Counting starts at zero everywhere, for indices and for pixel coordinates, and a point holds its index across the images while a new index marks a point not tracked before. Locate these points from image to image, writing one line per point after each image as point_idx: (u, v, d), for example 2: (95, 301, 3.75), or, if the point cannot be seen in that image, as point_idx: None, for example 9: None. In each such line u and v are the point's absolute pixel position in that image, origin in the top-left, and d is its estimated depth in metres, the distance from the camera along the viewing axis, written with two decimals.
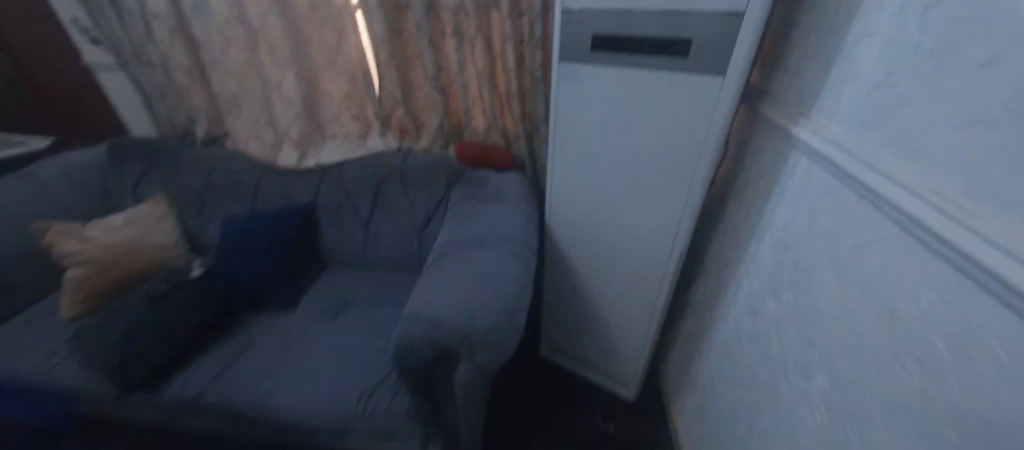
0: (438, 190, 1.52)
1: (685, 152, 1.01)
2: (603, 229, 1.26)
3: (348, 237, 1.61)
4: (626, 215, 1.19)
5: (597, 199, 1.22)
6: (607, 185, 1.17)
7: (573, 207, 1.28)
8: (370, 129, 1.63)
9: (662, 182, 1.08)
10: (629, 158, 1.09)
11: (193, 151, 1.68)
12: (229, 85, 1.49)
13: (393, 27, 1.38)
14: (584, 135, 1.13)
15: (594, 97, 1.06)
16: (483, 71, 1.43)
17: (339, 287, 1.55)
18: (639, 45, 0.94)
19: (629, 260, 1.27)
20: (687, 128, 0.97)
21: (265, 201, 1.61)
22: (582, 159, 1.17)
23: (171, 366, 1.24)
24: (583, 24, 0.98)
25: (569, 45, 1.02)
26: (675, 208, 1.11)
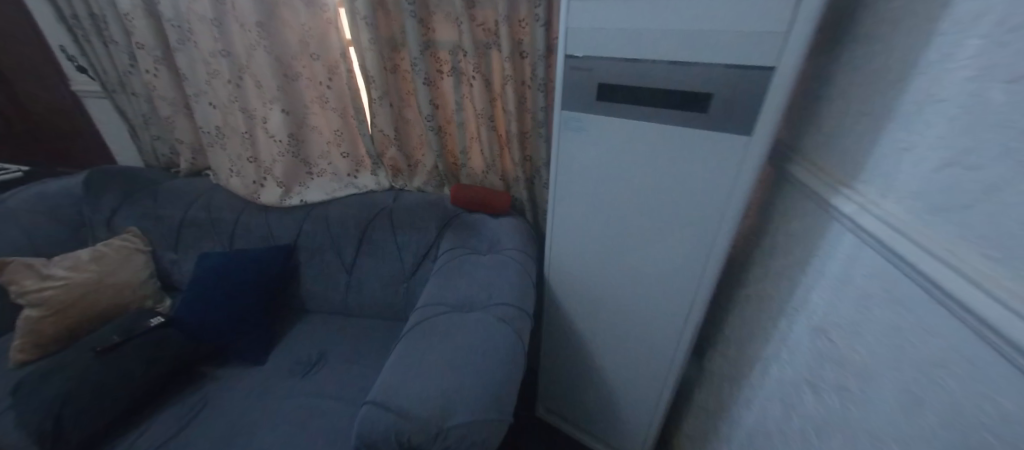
0: (429, 236, 1.39)
1: (703, 213, 0.89)
2: (610, 289, 1.13)
3: (330, 282, 1.48)
4: (635, 276, 1.07)
5: (603, 256, 1.09)
6: (614, 242, 1.05)
7: (577, 263, 1.16)
8: (360, 167, 1.53)
9: (676, 244, 0.96)
10: (639, 215, 0.98)
11: (174, 184, 1.59)
12: (213, 117, 1.41)
13: (387, 65, 1.30)
14: (589, 187, 1.02)
15: (600, 147, 0.95)
16: (482, 111, 1.34)
17: (315, 338, 1.41)
18: (653, 95, 0.83)
19: (637, 325, 1.14)
20: (706, 188, 0.86)
21: (244, 239, 1.50)
22: (586, 212, 1.06)
23: (110, 431, 1.10)
24: (589, 71, 0.88)
25: (574, 91, 0.93)
26: (691, 272, 0.98)
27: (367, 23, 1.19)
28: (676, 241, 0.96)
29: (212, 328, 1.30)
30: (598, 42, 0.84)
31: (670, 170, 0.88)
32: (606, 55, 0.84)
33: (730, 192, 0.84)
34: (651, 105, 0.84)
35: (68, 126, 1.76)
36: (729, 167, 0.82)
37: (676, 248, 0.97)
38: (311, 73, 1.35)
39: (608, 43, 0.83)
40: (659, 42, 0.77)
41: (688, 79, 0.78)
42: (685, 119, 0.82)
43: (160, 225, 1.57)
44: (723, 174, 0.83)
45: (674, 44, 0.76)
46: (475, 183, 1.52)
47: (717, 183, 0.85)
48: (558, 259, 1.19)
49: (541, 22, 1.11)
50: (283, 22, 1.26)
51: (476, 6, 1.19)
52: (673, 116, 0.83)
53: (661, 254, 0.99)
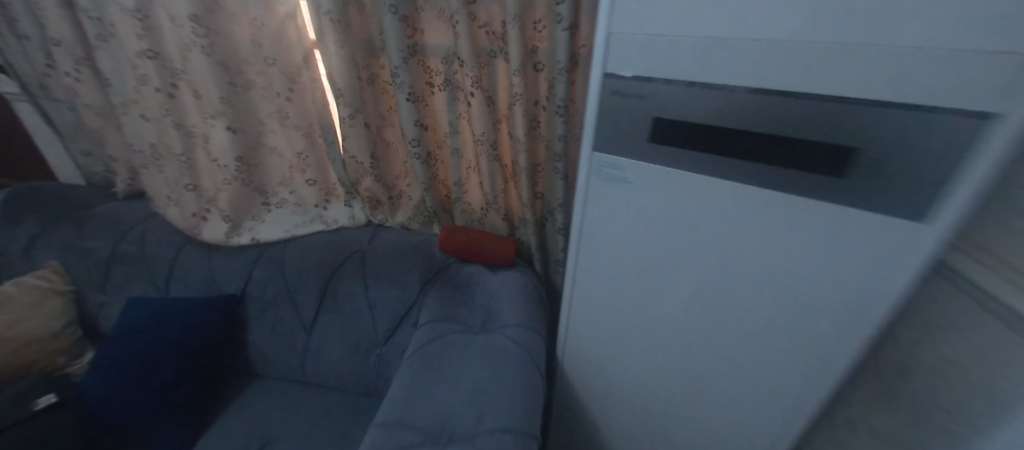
0: (408, 290, 1.11)
1: (805, 314, 0.60)
2: (646, 385, 0.84)
3: (286, 341, 1.19)
4: (685, 375, 0.78)
5: (639, 345, 0.80)
6: (659, 331, 0.76)
7: (601, 348, 0.86)
8: (331, 196, 1.24)
9: (753, 346, 0.68)
10: (698, 301, 0.69)
11: (107, 210, 1.31)
12: (145, 133, 1.12)
13: (362, 74, 1.01)
14: (624, 256, 0.73)
15: (644, 207, 0.66)
16: (482, 136, 1.03)
17: (262, 415, 1.12)
18: (744, 141, 0.54)
19: (693, 434, 0.85)
20: (814, 280, 0.57)
21: (182, 283, 1.22)
22: (619, 289, 0.77)
23: None
24: (641, 98, 0.58)
25: (612, 125, 0.62)
26: (773, 385, 0.69)
27: (332, 20, 0.89)
28: (754, 341, 0.67)
29: (124, 407, 1.02)
30: (660, 56, 0.54)
31: (757, 249, 0.59)
32: (672, 76, 0.54)
33: (856, 293, 0.55)
34: (739, 157, 0.55)
35: None
36: (862, 257, 0.52)
37: (753, 351, 0.68)
38: (267, 81, 1.06)
39: (677, 58, 0.53)
40: (770, 61, 0.48)
41: (815, 121, 0.48)
42: (794, 179, 0.52)
43: (84, 259, 1.28)
44: (849, 266, 0.54)
45: (796, 65, 0.47)
46: (472, 221, 1.22)
47: (836, 277, 0.55)
48: (576, 340, 0.89)
49: (565, 24, 0.81)
50: (228, 16, 0.97)
51: (477, 1, 0.90)
52: (775, 174, 0.53)
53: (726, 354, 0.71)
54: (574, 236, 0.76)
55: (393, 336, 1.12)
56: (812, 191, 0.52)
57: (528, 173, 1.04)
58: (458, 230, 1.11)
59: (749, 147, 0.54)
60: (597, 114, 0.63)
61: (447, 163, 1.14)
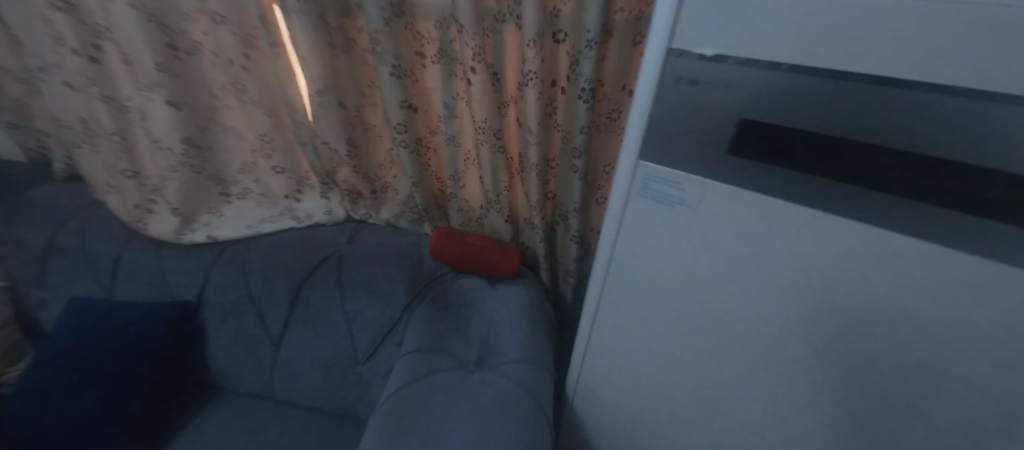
0: (391, 306, 0.93)
1: (918, 397, 0.44)
2: (676, 438, 0.69)
3: (251, 355, 1.02)
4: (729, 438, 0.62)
5: (671, 396, 0.65)
6: (700, 388, 0.61)
7: (623, 393, 0.70)
8: (304, 186, 1.05)
9: (829, 422, 0.52)
10: (760, 358, 0.53)
11: (44, 195, 1.12)
12: (71, 105, 0.91)
13: (335, 40, 0.80)
14: (665, 294, 0.56)
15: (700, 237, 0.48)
16: (484, 123, 0.83)
17: (222, 440, 0.97)
18: (868, 159, 0.38)
19: None
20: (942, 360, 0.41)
21: (130, 284, 1.04)
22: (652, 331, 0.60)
23: None
24: (721, 87, 0.40)
25: (671, 126, 0.44)
26: None
27: None
28: (832, 416, 0.51)
29: (60, 431, 0.89)
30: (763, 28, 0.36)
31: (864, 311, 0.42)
32: (774, 56, 0.37)
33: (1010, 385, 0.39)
34: (852, 182, 0.39)
35: None
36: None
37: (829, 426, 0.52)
38: (216, 45, 0.84)
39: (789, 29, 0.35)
40: (947, 38, 0.31)
41: (995, 136, 0.32)
42: (937, 221, 0.37)
43: (15, 252, 1.10)
44: (1010, 351, 0.37)
45: (993, 46, 0.30)
46: (469, 221, 1.03)
47: (982, 360, 0.39)
48: (592, 380, 0.73)
49: None
50: None
51: None
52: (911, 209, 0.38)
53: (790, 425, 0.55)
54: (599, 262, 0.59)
55: (373, 356, 0.96)
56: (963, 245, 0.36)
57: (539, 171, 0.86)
58: (453, 233, 0.92)
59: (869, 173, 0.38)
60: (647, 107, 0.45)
61: (441, 153, 0.95)
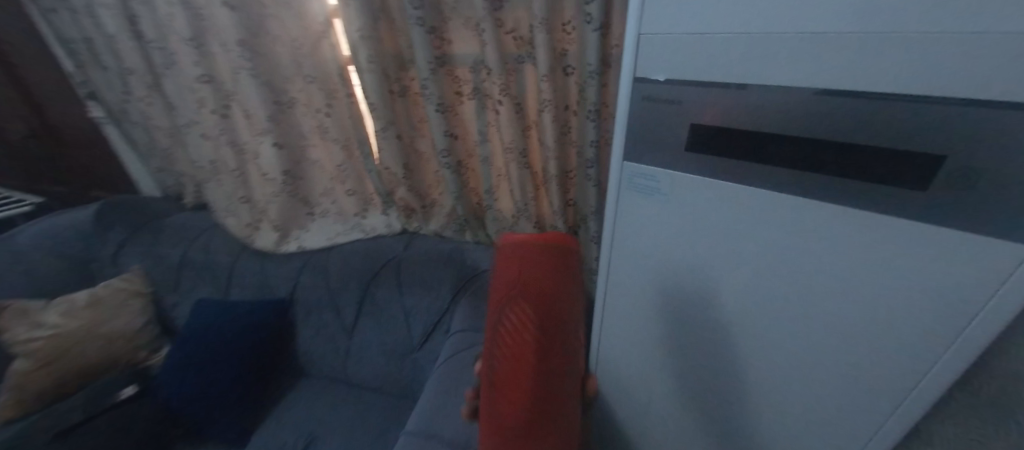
0: (440, 300, 1.12)
1: (867, 341, 0.53)
2: (691, 420, 0.79)
3: (328, 344, 1.25)
4: (735, 408, 0.71)
5: (683, 384, 0.76)
6: (681, 288, 0.66)
7: (637, 385, 0.83)
8: (369, 205, 1.28)
9: (818, 381, 0.60)
10: (712, 265, 0.61)
11: (181, 219, 1.46)
12: (205, 151, 1.22)
13: (393, 88, 1.03)
14: (646, 306, 0.73)
15: (671, 249, 0.64)
16: (511, 145, 1.01)
17: (306, 412, 1.19)
18: (791, 147, 0.48)
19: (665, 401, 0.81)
20: (888, 303, 0.49)
21: (239, 287, 1.31)
22: (646, 334, 0.76)
23: None
24: (715, 48, 0.48)
25: (677, 55, 0.51)
26: (781, 355, 0.61)
27: (363, 37, 0.91)
28: (810, 380, 0.60)
29: (193, 400, 1.13)
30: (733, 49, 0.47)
31: (811, 285, 0.54)
32: (733, 53, 0.47)
33: (959, 333, 0.46)
34: (789, 166, 0.49)
35: (92, 153, 1.70)
36: (964, 267, 0.43)
37: (820, 388, 0.60)
38: (307, 98, 1.11)
39: (725, 57, 0.48)
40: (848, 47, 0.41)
41: (895, 124, 0.41)
42: (856, 189, 0.46)
43: (160, 264, 1.43)
44: (930, 287, 0.46)
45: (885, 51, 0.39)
46: (503, 228, 1.21)
47: (914, 302, 0.48)
48: (600, 361, 0.87)
49: (595, 25, 0.75)
50: (271, 38, 1.03)
51: (503, 7, 0.86)
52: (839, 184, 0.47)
53: (786, 392, 0.64)
54: (598, 282, 0.76)
55: (427, 344, 1.14)
56: (892, 206, 0.45)
57: (559, 181, 1.00)
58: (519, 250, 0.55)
59: (786, 156, 0.49)
60: (619, 166, 0.62)
61: (477, 172, 1.14)
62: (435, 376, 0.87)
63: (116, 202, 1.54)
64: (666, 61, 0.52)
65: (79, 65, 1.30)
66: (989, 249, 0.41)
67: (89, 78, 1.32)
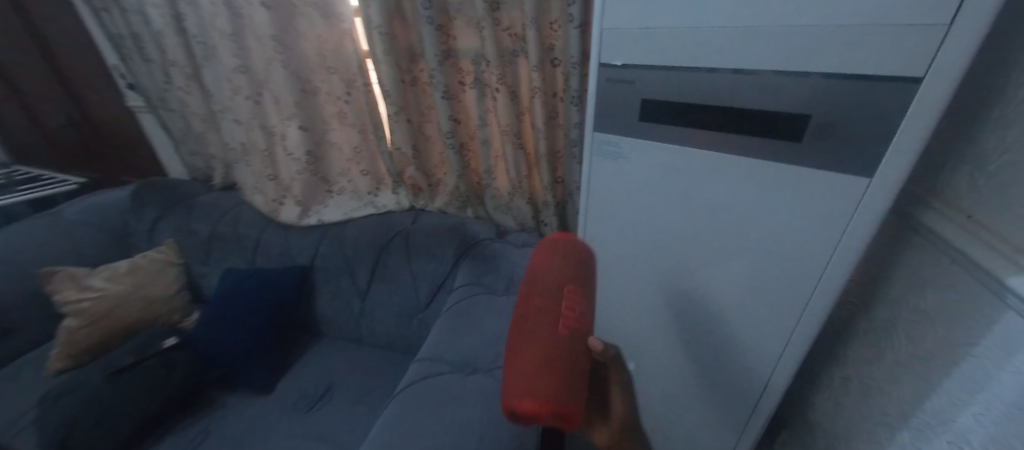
0: (444, 265, 1.27)
1: (780, 282, 0.65)
2: (653, 367, 0.92)
3: (344, 307, 1.40)
4: (687, 354, 0.84)
5: (646, 336, 0.89)
6: (643, 241, 0.78)
7: (616, 334, 0.94)
8: (381, 185, 1.44)
9: (748, 324, 0.72)
10: (666, 218, 0.72)
11: (210, 197, 1.62)
12: (236, 134, 1.38)
13: (405, 78, 1.19)
14: (615, 266, 0.85)
15: (632, 211, 0.76)
16: (507, 128, 1.16)
17: (325, 367, 1.34)
18: (718, 115, 0.60)
19: (641, 347, 0.91)
20: (789, 247, 0.62)
21: (265, 256, 1.47)
22: (619, 286, 0.87)
23: (145, 434, 1.15)
24: (656, 38, 0.60)
25: (629, 44, 0.63)
26: (726, 294, 0.72)
27: (380, 32, 1.06)
28: (742, 323, 0.72)
29: (225, 352, 1.27)
30: (668, 39, 0.59)
31: (737, 238, 0.66)
32: (669, 42, 0.59)
33: (837, 265, 0.59)
34: (716, 129, 0.61)
35: (126, 138, 1.86)
36: (839, 205, 0.55)
37: (749, 329, 0.72)
38: (329, 87, 1.27)
39: (671, 43, 0.59)
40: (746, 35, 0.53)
41: (791, 94, 0.53)
42: (765, 146, 0.58)
43: (191, 238, 1.58)
44: (817, 229, 0.58)
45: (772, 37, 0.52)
46: (500, 204, 1.36)
47: (808, 241, 0.60)
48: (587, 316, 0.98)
49: (576, 23, 0.90)
50: (300, 34, 1.18)
51: (500, 8, 1.01)
52: (751, 142, 0.59)
53: (724, 335, 0.76)
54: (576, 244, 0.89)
55: (432, 304, 1.29)
56: (789, 156, 0.57)
57: (548, 159, 1.15)
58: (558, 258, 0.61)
59: (712, 120, 0.61)
60: (591, 135, 0.75)
61: (477, 153, 1.29)
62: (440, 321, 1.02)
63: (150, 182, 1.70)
64: (620, 50, 0.65)
65: (125, 58, 1.47)
66: (853, 193, 0.54)
67: (133, 69, 1.48)
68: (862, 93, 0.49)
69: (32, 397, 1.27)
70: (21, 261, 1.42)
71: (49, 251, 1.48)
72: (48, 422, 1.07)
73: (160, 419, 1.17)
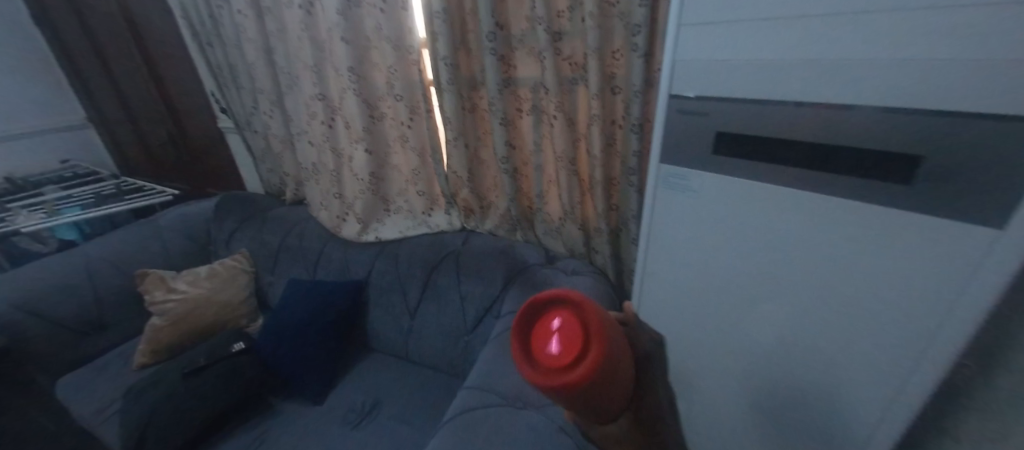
0: (493, 288, 1.27)
1: (871, 339, 0.58)
2: (725, 425, 0.82)
3: (394, 323, 1.44)
4: (759, 413, 0.75)
5: (715, 386, 0.81)
6: (713, 280, 0.73)
7: (679, 382, 0.87)
8: (435, 205, 1.48)
9: (836, 385, 0.63)
10: (740, 256, 0.68)
11: (281, 211, 1.76)
12: (309, 155, 1.49)
13: (465, 105, 1.24)
14: (678, 306, 0.80)
15: (699, 249, 0.72)
16: (562, 154, 1.16)
17: (373, 381, 1.38)
18: (802, 151, 0.57)
19: (707, 399, 0.83)
20: (884, 299, 0.55)
21: (325, 269, 1.55)
22: (685, 329, 0.80)
23: (208, 434, 1.22)
24: (730, 70, 0.59)
25: (701, 76, 0.62)
26: (812, 345, 0.64)
27: (445, 63, 1.12)
28: (826, 384, 0.64)
29: (284, 360, 1.34)
30: (743, 72, 0.57)
31: (822, 284, 0.60)
32: (744, 75, 0.57)
33: (948, 326, 0.51)
34: (800, 166, 0.57)
35: (215, 155, 2.07)
36: (951, 257, 0.49)
37: (834, 391, 0.64)
38: (394, 113, 1.34)
39: (751, 77, 0.57)
40: (835, 68, 0.50)
41: (890, 132, 0.49)
42: (860, 187, 0.53)
43: (262, 248, 1.71)
44: (925, 282, 0.52)
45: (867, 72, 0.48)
46: (550, 229, 1.35)
47: (910, 296, 0.53)
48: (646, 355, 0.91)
49: (640, 52, 0.89)
50: (372, 65, 1.28)
51: (562, 38, 1.03)
52: (841, 179, 0.54)
53: (806, 395, 0.68)
54: (635, 280, 0.86)
55: (479, 327, 1.29)
56: (887, 198, 0.52)
57: (603, 186, 1.12)
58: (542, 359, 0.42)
59: (795, 157, 0.58)
60: (658, 167, 0.72)
61: (531, 178, 1.30)
62: (488, 347, 1.02)
63: (230, 196, 1.86)
64: (691, 81, 0.63)
65: (222, 86, 1.66)
66: (973, 242, 0.47)
67: (227, 96, 1.67)
68: (975, 134, 0.44)
69: (120, 387, 1.41)
70: (123, 263, 1.61)
71: (146, 254, 1.66)
72: (130, 414, 1.18)
73: (222, 421, 1.24)
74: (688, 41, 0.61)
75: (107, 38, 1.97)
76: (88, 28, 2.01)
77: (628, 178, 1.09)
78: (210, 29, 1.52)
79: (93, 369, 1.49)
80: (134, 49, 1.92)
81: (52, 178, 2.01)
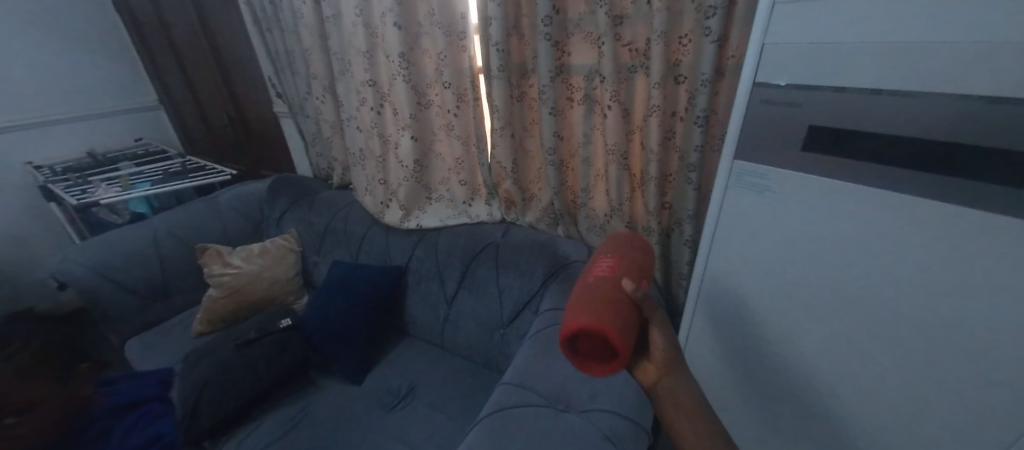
0: (532, 283, 1.24)
1: (970, 362, 0.53)
2: (789, 437, 0.78)
3: (431, 311, 1.45)
4: (826, 431, 0.72)
5: (778, 396, 0.76)
6: (784, 285, 0.68)
7: (737, 389, 0.83)
8: (476, 195, 1.47)
9: (918, 406, 0.60)
10: (818, 260, 0.63)
11: (328, 194, 1.81)
12: (356, 140, 1.52)
13: (514, 93, 1.20)
14: (738, 315, 0.76)
15: (768, 254, 0.68)
16: (614, 147, 1.10)
17: (409, 366, 1.39)
18: (909, 147, 0.52)
19: (768, 408, 0.79)
20: (988, 322, 0.51)
21: (368, 254, 1.58)
22: (746, 335, 0.77)
23: (255, 405, 1.28)
24: (826, 56, 0.54)
25: (792, 62, 0.57)
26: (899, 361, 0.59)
27: (497, 49, 1.08)
28: (908, 403, 0.60)
29: (327, 339, 1.38)
30: (843, 58, 0.53)
31: (911, 299, 0.56)
32: (845, 61, 0.53)
33: None
34: (904, 168, 0.53)
35: (269, 138, 2.16)
36: None
37: (917, 413, 0.60)
38: (442, 101, 1.33)
39: (854, 62, 0.52)
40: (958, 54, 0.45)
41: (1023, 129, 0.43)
42: (977, 194, 0.48)
43: (309, 230, 1.77)
44: None
45: (998, 58, 0.43)
46: (594, 226, 1.30)
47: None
48: (701, 361, 0.87)
49: (713, 37, 0.82)
50: (423, 51, 1.27)
51: (623, 23, 0.97)
52: (954, 184, 0.49)
53: (882, 416, 0.64)
54: (692, 283, 0.82)
55: (516, 321, 1.27)
56: (1005, 209, 0.47)
57: (657, 182, 1.06)
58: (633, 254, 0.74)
59: (899, 154, 0.53)
60: (729, 163, 0.68)
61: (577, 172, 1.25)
62: (526, 344, 0.98)
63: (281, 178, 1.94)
64: (778, 67, 0.59)
65: (279, 71, 1.71)
66: None
67: (284, 82, 1.73)
68: None
69: (178, 353, 1.50)
70: (184, 237, 1.71)
71: (205, 230, 1.76)
72: (187, 379, 1.25)
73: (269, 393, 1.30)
74: (780, 26, 0.57)
75: (179, 26, 2.10)
76: (161, 15, 2.14)
77: (685, 176, 1.01)
78: (270, 15, 1.56)
79: (156, 334, 1.60)
80: (201, 36, 2.03)
81: (127, 155, 2.18)
